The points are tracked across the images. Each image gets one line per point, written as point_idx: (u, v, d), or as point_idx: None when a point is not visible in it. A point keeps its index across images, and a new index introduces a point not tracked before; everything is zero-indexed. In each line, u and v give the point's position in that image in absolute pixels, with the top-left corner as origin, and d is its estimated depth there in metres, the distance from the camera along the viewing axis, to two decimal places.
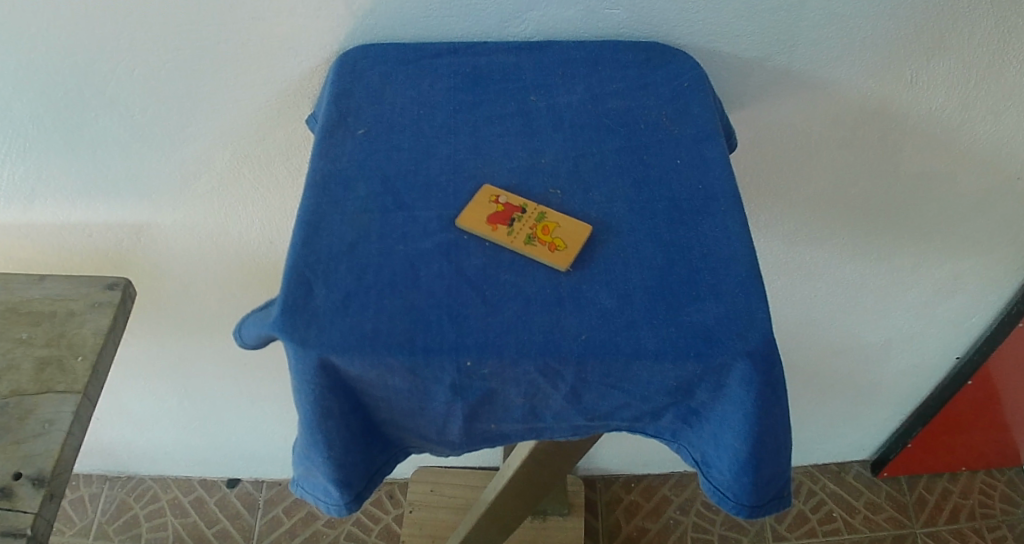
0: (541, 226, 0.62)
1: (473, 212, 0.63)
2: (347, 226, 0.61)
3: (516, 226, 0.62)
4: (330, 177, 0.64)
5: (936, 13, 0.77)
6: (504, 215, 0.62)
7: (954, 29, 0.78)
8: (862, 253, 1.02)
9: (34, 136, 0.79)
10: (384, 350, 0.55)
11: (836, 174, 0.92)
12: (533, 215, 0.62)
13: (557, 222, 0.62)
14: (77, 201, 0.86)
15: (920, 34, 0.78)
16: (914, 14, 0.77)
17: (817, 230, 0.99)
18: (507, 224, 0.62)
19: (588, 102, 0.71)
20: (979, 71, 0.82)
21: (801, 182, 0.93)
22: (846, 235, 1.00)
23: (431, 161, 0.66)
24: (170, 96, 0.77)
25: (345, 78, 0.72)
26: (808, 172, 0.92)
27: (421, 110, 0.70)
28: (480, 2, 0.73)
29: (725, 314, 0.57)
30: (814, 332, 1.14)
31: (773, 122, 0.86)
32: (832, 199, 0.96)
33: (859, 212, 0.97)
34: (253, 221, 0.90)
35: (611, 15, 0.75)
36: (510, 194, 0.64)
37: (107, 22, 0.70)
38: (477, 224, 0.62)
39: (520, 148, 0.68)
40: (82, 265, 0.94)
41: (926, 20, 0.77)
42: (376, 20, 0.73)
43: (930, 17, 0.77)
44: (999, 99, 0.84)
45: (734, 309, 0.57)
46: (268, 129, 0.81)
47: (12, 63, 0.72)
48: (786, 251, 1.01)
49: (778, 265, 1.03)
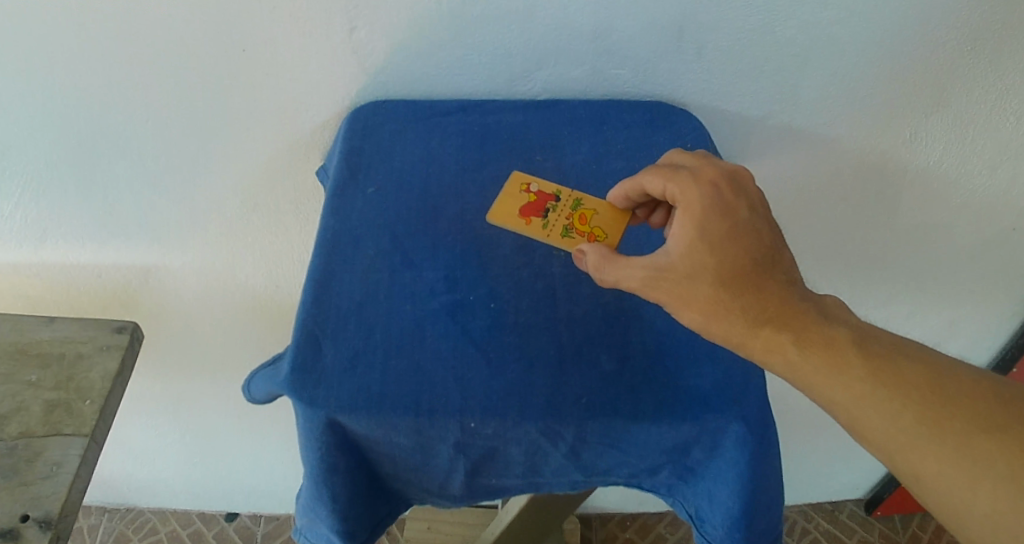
0: (575, 215, 0.67)
1: (508, 206, 0.69)
2: (355, 284, 0.63)
3: (550, 217, 0.68)
4: (340, 237, 0.66)
5: (933, 74, 0.79)
6: (538, 206, 0.68)
7: (950, 89, 0.80)
8: (858, 301, 1.04)
9: (48, 180, 0.80)
10: (390, 411, 0.56)
11: (832, 227, 0.95)
12: (566, 204, 0.68)
13: (591, 210, 0.67)
14: (87, 242, 0.87)
15: (917, 94, 0.80)
16: (912, 76, 0.79)
17: (813, 279, 1.02)
18: (542, 215, 0.68)
19: (593, 162, 0.72)
20: (975, 127, 0.83)
21: (798, 236, 0.96)
22: (840, 285, 1.02)
23: (439, 220, 0.68)
24: (182, 143, 0.78)
25: (356, 134, 0.73)
26: (808, 225, 0.94)
27: (430, 168, 0.71)
28: (489, 61, 0.75)
29: (723, 379, 0.59)
30: None
31: (774, 175, 0.88)
32: (828, 251, 0.98)
33: (854, 262, 0.99)
34: (259, 267, 0.91)
35: (618, 75, 0.77)
36: (541, 182, 0.70)
37: (123, 73, 0.71)
38: (513, 219, 0.68)
39: (526, 209, 0.69)
40: (88, 306, 0.95)
41: (924, 81, 0.79)
42: (387, 77, 0.75)
43: (926, 78, 0.79)
44: (995, 155, 0.86)
45: (731, 375, 0.59)
46: (278, 178, 0.82)
47: (28, 108, 0.73)
48: None
49: None
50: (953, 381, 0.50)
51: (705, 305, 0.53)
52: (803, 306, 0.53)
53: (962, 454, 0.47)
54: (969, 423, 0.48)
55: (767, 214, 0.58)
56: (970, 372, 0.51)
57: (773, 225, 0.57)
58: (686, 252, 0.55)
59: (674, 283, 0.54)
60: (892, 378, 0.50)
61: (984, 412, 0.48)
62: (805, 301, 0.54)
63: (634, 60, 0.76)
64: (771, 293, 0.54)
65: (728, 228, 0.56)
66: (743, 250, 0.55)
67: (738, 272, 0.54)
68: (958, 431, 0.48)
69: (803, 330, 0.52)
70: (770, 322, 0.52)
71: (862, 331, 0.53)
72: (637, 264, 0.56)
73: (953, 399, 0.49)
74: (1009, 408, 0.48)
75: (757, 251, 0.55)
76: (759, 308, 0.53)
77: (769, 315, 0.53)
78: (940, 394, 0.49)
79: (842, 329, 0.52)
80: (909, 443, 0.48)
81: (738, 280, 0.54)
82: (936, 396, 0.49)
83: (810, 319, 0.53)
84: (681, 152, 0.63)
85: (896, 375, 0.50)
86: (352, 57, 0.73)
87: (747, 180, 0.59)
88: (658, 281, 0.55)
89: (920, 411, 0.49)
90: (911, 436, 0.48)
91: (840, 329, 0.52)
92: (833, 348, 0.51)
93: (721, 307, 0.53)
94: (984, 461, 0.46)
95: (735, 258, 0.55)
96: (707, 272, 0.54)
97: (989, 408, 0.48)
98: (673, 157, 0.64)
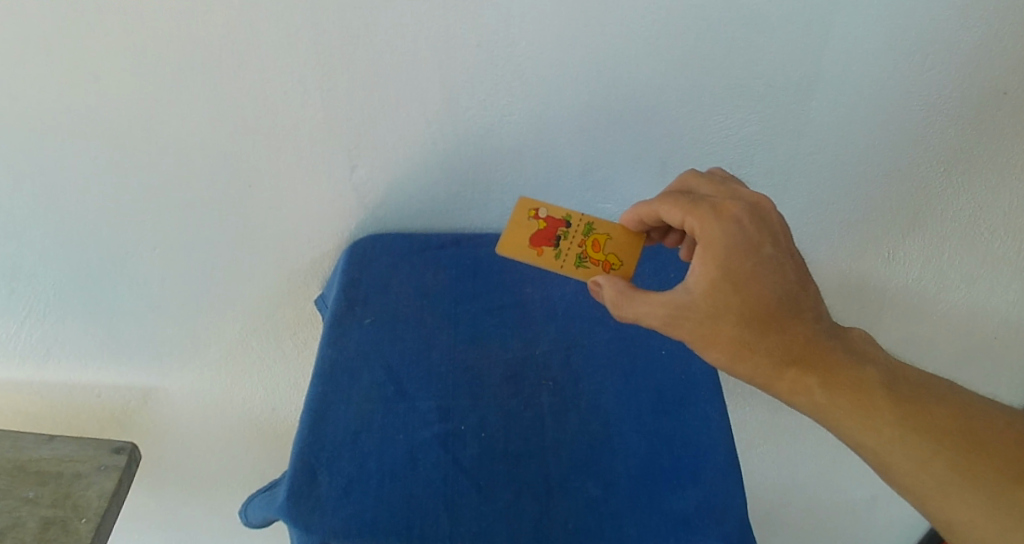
0: (586, 241, 0.72)
1: (521, 235, 0.73)
2: (352, 413, 0.68)
3: (563, 244, 0.72)
4: (337, 368, 0.71)
5: (906, 204, 0.92)
6: (549, 234, 0.73)
7: (923, 216, 0.93)
8: None
9: (55, 302, 0.83)
10: (383, 538, 0.60)
11: None
12: (577, 229, 0.73)
13: (603, 235, 0.72)
14: (90, 361, 0.89)
15: (893, 220, 0.94)
16: (890, 205, 0.92)
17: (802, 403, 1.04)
18: (554, 244, 0.72)
19: (581, 293, 0.79)
20: (949, 247, 0.97)
21: None
22: None
23: (432, 352, 0.73)
24: (187, 269, 0.82)
25: (354, 267, 0.78)
26: None
27: (426, 301, 0.77)
28: (484, 199, 0.83)
29: (703, 500, 0.64)
30: (800, 492, 1.16)
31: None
32: None
33: None
34: (258, 391, 0.94)
35: (605, 208, 0.86)
36: (549, 207, 0.74)
37: (138, 201, 0.77)
38: (527, 250, 0.72)
39: (515, 340, 0.75)
40: (84, 425, 0.96)
41: (899, 210, 0.92)
42: (385, 212, 0.82)
43: (902, 207, 0.92)
44: (966, 271, 0.99)
45: (710, 496, 0.65)
46: (278, 305, 0.87)
47: (44, 232, 0.78)
48: (771, 419, 1.04)
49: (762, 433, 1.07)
50: (946, 409, 0.62)
51: (728, 345, 0.62)
52: (828, 346, 0.63)
53: (984, 490, 0.59)
54: (987, 463, 0.59)
55: (788, 244, 0.64)
56: (957, 397, 0.63)
57: (793, 256, 0.64)
58: (709, 292, 0.62)
59: (697, 323, 0.62)
60: (919, 422, 0.61)
61: (994, 449, 0.60)
62: (824, 337, 0.63)
63: (619, 196, 0.86)
64: (796, 334, 0.62)
65: (752, 267, 0.62)
66: (769, 290, 0.62)
67: (762, 313, 0.62)
68: (968, 460, 0.59)
69: (828, 373, 0.62)
70: (796, 366, 0.62)
71: (869, 362, 0.63)
72: (658, 302, 0.64)
73: (970, 439, 0.60)
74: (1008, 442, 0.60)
75: (781, 290, 0.62)
76: (787, 349, 0.62)
77: (796, 355, 0.62)
78: (935, 421, 0.61)
79: (868, 373, 0.62)
80: (912, 466, 0.60)
81: (764, 321, 0.62)
82: (958, 437, 0.60)
83: (829, 357, 0.62)
84: (699, 178, 0.69)
85: (920, 418, 0.61)
86: (354, 196, 0.80)
87: (767, 211, 0.64)
88: (681, 319, 0.63)
89: (922, 438, 0.60)
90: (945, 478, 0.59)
91: (852, 366, 0.63)
92: (848, 385, 0.62)
93: (749, 349, 0.62)
94: (999, 495, 0.58)
95: (761, 299, 0.62)
96: (733, 314, 0.61)
97: (968, 428, 0.61)
98: (690, 181, 0.69)
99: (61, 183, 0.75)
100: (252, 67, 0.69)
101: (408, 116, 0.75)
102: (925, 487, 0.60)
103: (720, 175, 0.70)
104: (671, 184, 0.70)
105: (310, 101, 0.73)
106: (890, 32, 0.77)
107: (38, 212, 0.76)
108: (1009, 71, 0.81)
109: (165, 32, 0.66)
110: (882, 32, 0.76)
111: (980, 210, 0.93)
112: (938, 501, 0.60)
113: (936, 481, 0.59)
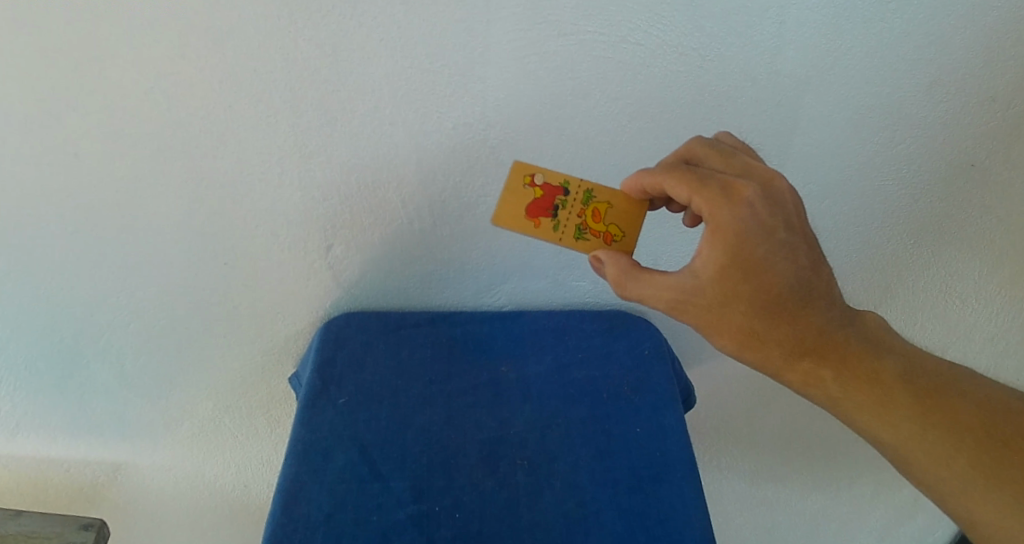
0: (586, 210, 0.70)
1: (518, 205, 0.70)
2: (325, 494, 0.67)
3: (562, 214, 0.70)
4: (311, 448, 0.70)
5: (882, 274, 0.94)
6: (547, 202, 0.70)
7: (897, 286, 0.96)
8: (821, 484, 1.07)
9: (27, 377, 0.83)
10: None
11: (787, 420, 1.01)
12: (576, 198, 0.70)
13: (603, 204, 0.70)
14: (60, 436, 0.89)
15: (868, 290, 0.96)
16: (867, 276, 0.94)
17: (774, 471, 1.05)
18: (553, 213, 0.70)
19: (556, 371, 0.80)
20: (923, 315, 0.99)
21: (755, 431, 1.01)
22: (798, 473, 1.06)
23: (407, 432, 0.73)
24: (162, 343, 0.83)
25: (328, 346, 0.79)
26: (763, 421, 1.00)
27: (400, 380, 0.78)
28: (458, 278, 0.84)
29: None
30: None
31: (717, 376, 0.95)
32: (782, 442, 1.03)
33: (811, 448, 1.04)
34: (230, 465, 0.95)
35: (579, 285, 0.86)
36: (545, 171, 0.70)
37: (115, 277, 0.77)
38: (525, 222, 0.70)
39: (491, 420, 0.75)
40: (51, 502, 0.94)
41: (875, 279, 0.95)
42: (361, 290, 0.83)
43: (877, 278, 0.95)
44: (939, 339, 1.02)
45: None
46: (253, 384, 0.88)
47: (17, 307, 0.77)
48: (746, 489, 1.06)
49: (738, 503, 1.08)
50: (961, 399, 0.62)
51: (733, 331, 0.63)
52: (843, 335, 0.64)
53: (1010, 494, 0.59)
54: (1011, 465, 0.60)
55: (800, 226, 0.63)
56: (974, 388, 0.63)
57: (805, 239, 0.63)
58: (717, 279, 0.62)
59: (702, 307, 0.63)
60: (938, 420, 0.61)
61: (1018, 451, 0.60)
62: (836, 325, 0.63)
63: (592, 274, 0.86)
64: (810, 323, 0.63)
65: (762, 253, 0.61)
66: (781, 277, 0.62)
67: (773, 302, 0.62)
68: (990, 463, 0.60)
69: (845, 366, 0.63)
70: (810, 356, 0.63)
71: (888, 352, 0.64)
72: (663, 285, 0.64)
73: (992, 440, 0.61)
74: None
75: (795, 277, 0.62)
76: (801, 338, 0.63)
77: (812, 345, 0.63)
78: (949, 410, 0.62)
79: (886, 368, 0.63)
80: (927, 458, 0.61)
81: (775, 309, 0.62)
82: (979, 437, 0.61)
83: (840, 345, 0.63)
84: (707, 148, 0.66)
85: (939, 416, 0.61)
86: (330, 274, 0.81)
87: (781, 190, 0.62)
88: (686, 304, 0.64)
89: (933, 428, 0.61)
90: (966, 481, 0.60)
91: (864, 354, 0.63)
92: (859, 374, 0.63)
93: (760, 338, 0.63)
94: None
95: (772, 287, 0.62)
96: (742, 301, 0.62)
97: (991, 426, 0.61)
98: (696, 149, 0.67)
99: (37, 260, 0.75)
100: (232, 148, 0.71)
101: (384, 197, 0.76)
102: (938, 478, 0.61)
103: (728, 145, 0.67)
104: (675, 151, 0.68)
105: (286, 182, 0.74)
106: (856, 114, 0.80)
107: (13, 288, 0.76)
108: (972, 146, 0.84)
109: (150, 116, 0.68)
110: (849, 113, 0.79)
111: (949, 280, 0.96)
112: (951, 493, 0.60)
113: (949, 472, 0.60)
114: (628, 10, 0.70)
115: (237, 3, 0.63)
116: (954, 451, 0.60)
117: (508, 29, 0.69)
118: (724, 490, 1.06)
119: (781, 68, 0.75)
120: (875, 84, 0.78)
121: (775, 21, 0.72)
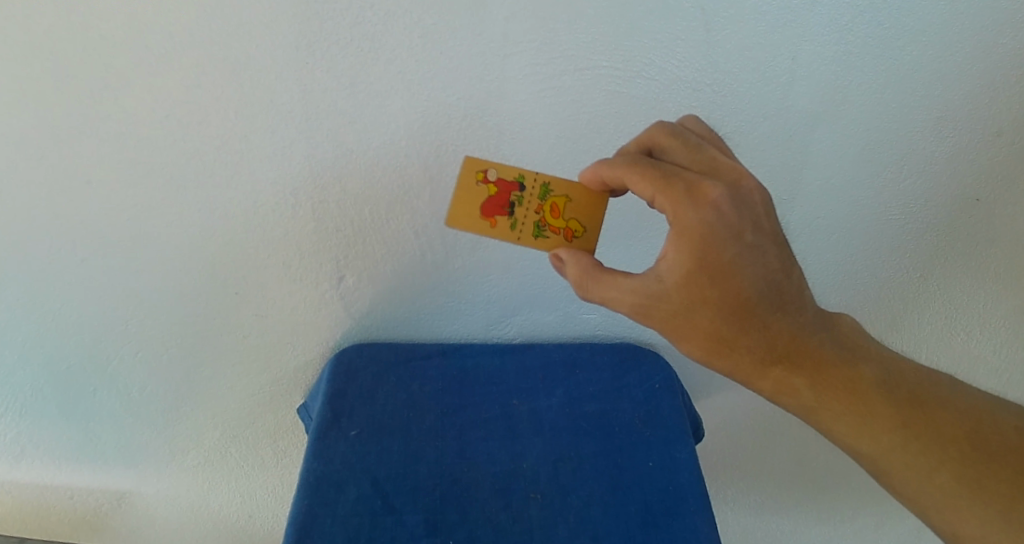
0: (544, 206, 0.68)
1: (473, 202, 0.68)
2: (338, 528, 0.66)
3: (518, 211, 0.68)
4: (323, 480, 0.70)
5: (887, 306, 0.95)
6: (503, 200, 0.68)
7: (903, 316, 0.96)
8: (825, 517, 1.07)
9: (31, 402, 0.83)
10: None
11: (793, 453, 1.01)
12: (533, 193, 0.68)
13: (562, 198, 0.68)
14: (64, 463, 0.89)
15: (873, 321, 0.97)
16: (872, 310, 0.95)
17: (777, 503, 1.06)
18: (509, 211, 0.68)
19: (566, 405, 0.80)
20: (928, 346, 0.99)
21: (761, 462, 1.02)
22: (802, 506, 1.06)
23: (419, 465, 0.73)
24: (168, 373, 0.82)
25: (340, 377, 0.79)
26: (768, 454, 1.01)
27: (411, 413, 0.78)
28: (469, 312, 0.84)
29: None
30: None
31: (723, 410, 0.96)
32: (786, 474, 1.03)
33: (815, 480, 1.04)
34: (234, 495, 0.95)
35: (589, 317, 0.87)
36: (497, 166, 0.68)
37: (123, 305, 0.77)
38: (477, 223, 0.67)
39: (502, 453, 0.75)
40: (56, 524, 0.96)
41: (880, 311, 0.95)
42: (371, 322, 0.84)
43: (883, 311, 0.95)
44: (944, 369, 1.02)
45: None
46: (260, 413, 0.88)
47: (25, 333, 0.77)
48: (749, 520, 1.07)
49: (742, 534, 1.08)
50: (938, 409, 0.62)
51: (700, 337, 0.62)
52: (816, 343, 0.62)
53: (995, 510, 0.58)
54: (994, 478, 0.59)
55: (770, 227, 0.61)
56: (952, 397, 0.63)
57: (775, 239, 0.61)
58: (683, 284, 0.60)
59: (669, 313, 0.61)
60: (916, 433, 0.61)
61: (1000, 463, 0.60)
62: (808, 331, 0.62)
63: (603, 308, 0.86)
64: (780, 329, 0.61)
65: (730, 257, 0.59)
66: (751, 283, 0.60)
67: (743, 309, 0.60)
68: (974, 478, 0.59)
69: (818, 376, 0.62)
70: (782, 365, 0.62)
71: (863, 360, 0.63)
72: (628, 288, 0.62)
73: (976, 453, 0.60)
74: (1013, 454, 0.60)
75: (766, 280, 0.60)
76: (771, 346, 0.62)
77: (782, 353, 0.62)
78: (927, 420, 0.61)
79: (862, 378, 0.62)
80: (908, 471, 0.60)
81: (745, 314, 0.61)
82: (960, 449, 0.60)
83: (812, 352, 0.62)
84: (671, 138, 0.64)
85: (919, 429, 0.61)
86: (341, 305, 0.81)
87: (749, 190, 0.61)
88: (653, 310, 0.62)
89: (913, 438, 0.60)
90: (950, 496, 0.59)
91: (837, 362, 0.63)
92: (835, 382, 0.62)
93: (731, 346, 0.62)
94: (1010, 516, 0.57)
95: (742, 293, 0.60)
96: (710, 307, 0.60)
97: (971, 437, 0.61)
98: (661, 140, 0.64)
99: (46, 288, 0.74)
100: (246, 177, 0.71)
101: (397, 229, 0.76)
102: (919, 491, 0.60)
103: (694, 135, 0.65)
104: (637, 139, 0.65)
105: (299, 213, 0.74)
106: (865, 149, 0.80)
107: (21, 314, 0.76)
108: (980, 181, 0.84)
109: (166, 147, 0.68)
110: (858, 149, 0.80)
111: (954, 311, 0.96)
112: (933, 507, 0.60)
113: (931, 485, 0.59)
114: (640, 46, 0.70)
115: (255, 34, 0.64)
116: (936, 463, 0.60)
117: (523, 64, 0.69)
118: (729, 521, 1.07)
119: (792, 105, 0.76)
120: (885, 120, 0.78)
121: (787, 58, 0.73)
